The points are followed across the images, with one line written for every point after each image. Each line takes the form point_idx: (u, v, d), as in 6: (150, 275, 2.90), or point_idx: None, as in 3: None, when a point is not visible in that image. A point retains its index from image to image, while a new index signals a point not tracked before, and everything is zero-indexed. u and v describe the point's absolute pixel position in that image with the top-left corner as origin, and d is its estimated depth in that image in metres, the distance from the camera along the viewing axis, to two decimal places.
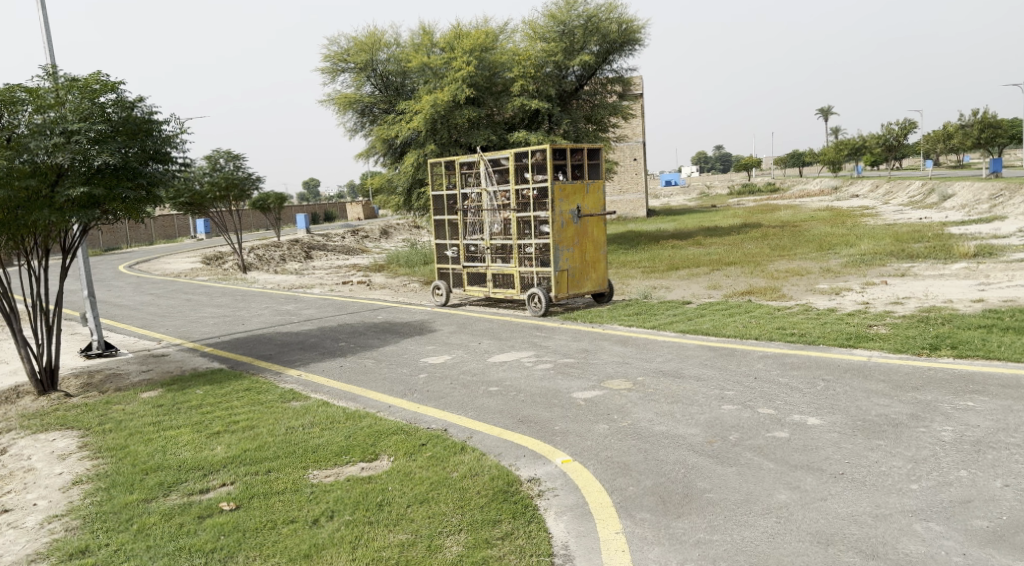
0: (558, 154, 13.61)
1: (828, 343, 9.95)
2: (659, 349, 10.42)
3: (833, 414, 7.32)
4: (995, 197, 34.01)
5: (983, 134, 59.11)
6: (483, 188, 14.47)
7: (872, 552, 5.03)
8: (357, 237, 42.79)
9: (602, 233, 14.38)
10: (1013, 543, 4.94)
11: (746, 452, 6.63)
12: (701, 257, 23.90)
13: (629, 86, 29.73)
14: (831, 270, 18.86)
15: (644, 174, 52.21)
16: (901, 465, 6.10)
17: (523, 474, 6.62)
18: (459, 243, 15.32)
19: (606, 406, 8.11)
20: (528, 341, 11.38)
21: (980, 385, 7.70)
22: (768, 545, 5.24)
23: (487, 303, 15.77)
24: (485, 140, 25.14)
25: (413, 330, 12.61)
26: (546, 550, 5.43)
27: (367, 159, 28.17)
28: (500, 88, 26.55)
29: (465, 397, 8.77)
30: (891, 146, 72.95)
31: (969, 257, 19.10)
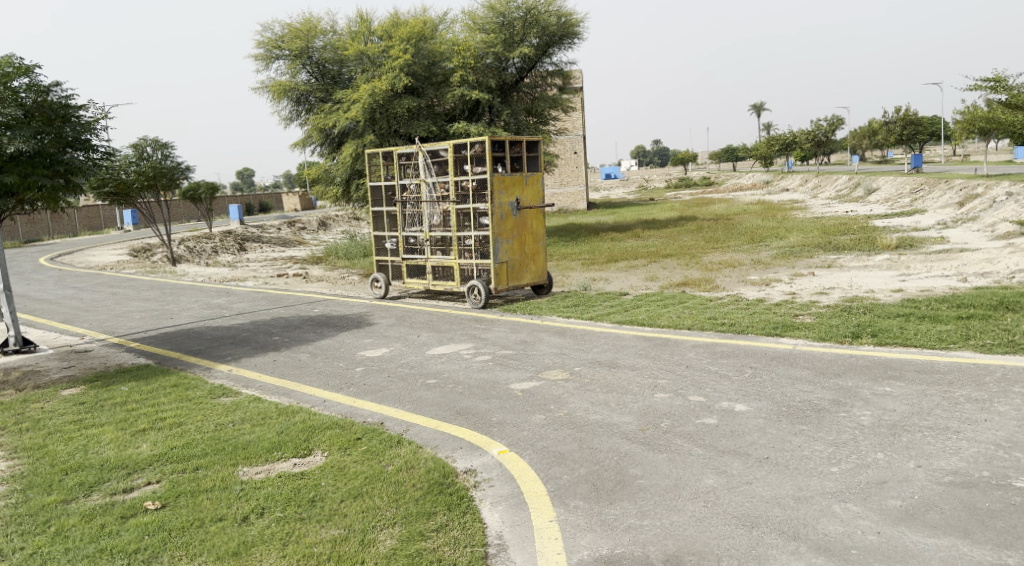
0: (497, 146, 13.59)
1: (756, 332, 10.23)
2: (595, 340, 10.55)
3: (760, 400, 7.53)
4: (917, 191, 35.42)
5: (906, 130, 61.38)
6: (422, 179, 14.39)
7: (794, 533, 5.20)
8: (294, 228, 42.01)
9: (541, 225, 14.45)
10: (923, 521, 5.15)
11: (677, 439, 6.78)
12: (639, 249, 24.22)
13: (568, 79, 29.88)
14: (762, 261, 19.40)
15: (584, 167, 52.61)
16: (822, 449, 6.32)
17: (459, 465, 6.63)
18: (398, 235, 15.20)
19: (542, 397, 8.18)
20: (466, 334, 11.37)
21: (897, 371, 8.03)
22: (695, 529, 5.37)
23: (426, 296, 15.69)
24: (424, 131, 24.92)
25: (350, 323, 12.47)
26: (480, 540, 5.46)
27: (303, 148, 27.62)
28: (440, 79, 26.36)
29: (402, 389, 8.72)
30: (820, 141, 75.20)
31: (892, 249, 19.86)
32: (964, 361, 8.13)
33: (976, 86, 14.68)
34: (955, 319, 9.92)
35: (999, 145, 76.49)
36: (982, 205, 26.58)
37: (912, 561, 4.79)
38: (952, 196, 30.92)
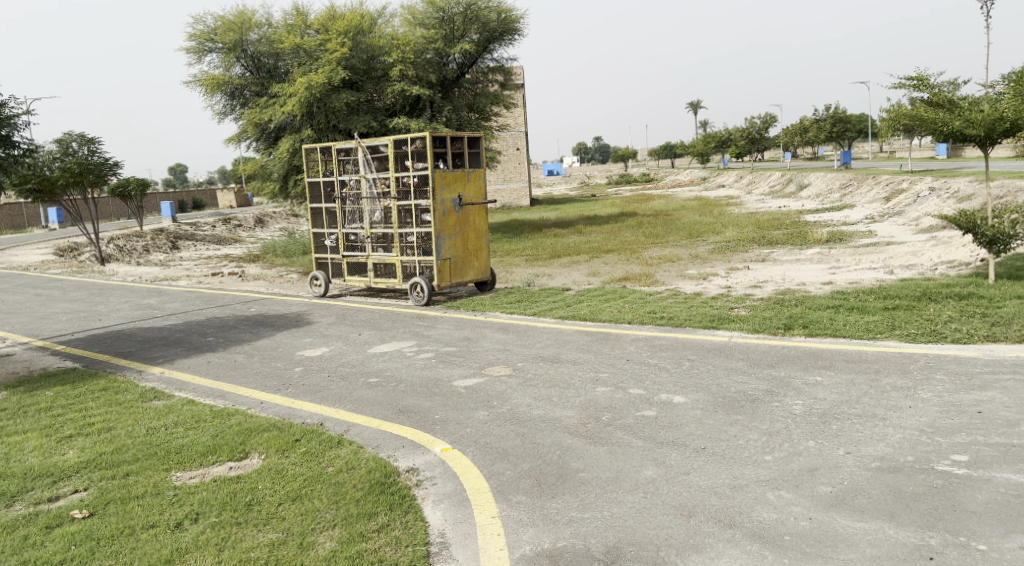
0: (438, 141, 13.50)
1: (693, 325, 10.42)
2: (538, 336, 10.58)
3: (697, 392, 7.67)
4: (845, 187, 36.54)
5: (835, 128, 63.28)
6: (362, 175, 14.21)
7: (729, 521, 5.32)
8: (229, 225, 41.05)
9: (484, 222, 14.43)
10: (851, 506, 5.31)
11: (618, 432, 6.85)
12: (580, 245, 24.39)
13: (509, 76, 29.95)
14: (699, 256, 19.77)
15: (526, 163, 52.72)
16: (756, 438, 6.47)
17: (401, 464, 6.58)
18: (338, 231, 14.99)
19: (485, 393, 8.17)
20: (409, 331, 11.28)
21: (828, 361, 8.28)
22: (635, 520, 5.44)
23: (368, 293, 15.52)
24: (364, 126, 24.63)
25: (288, 322, 12.25)
26: (422, 539, 5.43)
27: (238, 144, 26.99)
28: (379, 73, 25.98)
29: (343, 389, 8.60)
30: (754, 138, 76.94)
31: (822, 243, 20.45)
32: (891, 350, 8.42)
33: (900, 85, 15.18)
34: (882, 310, 10.26)
35: (922, 142, 79.49)
36: (906, 200, 27.58)
37: (842, 545, 4.93)
38: (879, 191, 31.99)
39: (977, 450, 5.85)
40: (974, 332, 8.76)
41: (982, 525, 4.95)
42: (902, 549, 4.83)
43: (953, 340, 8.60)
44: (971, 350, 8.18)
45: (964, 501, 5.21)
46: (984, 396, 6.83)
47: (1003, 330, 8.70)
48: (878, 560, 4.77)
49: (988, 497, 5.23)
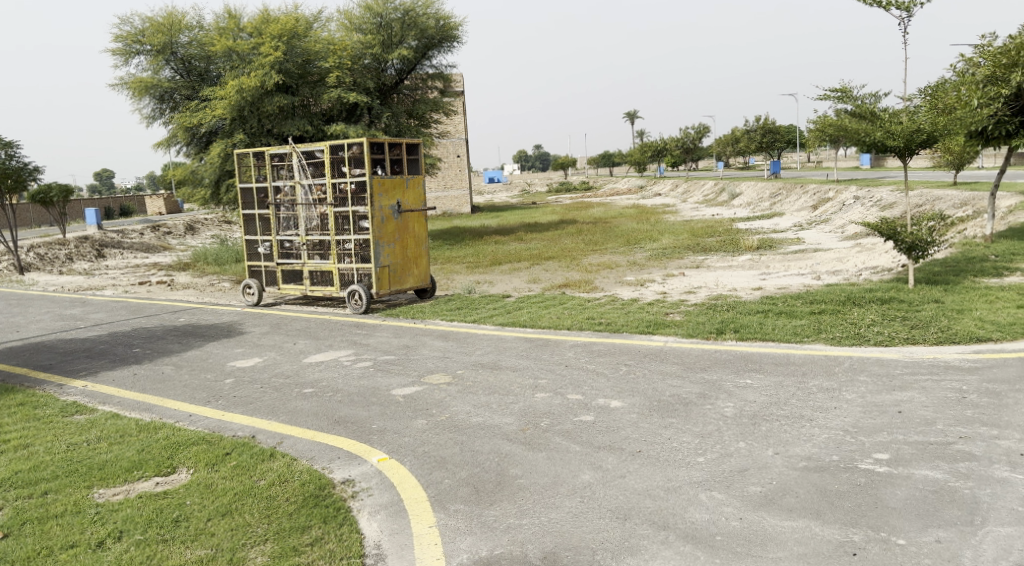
0: (376, 148, 13.36)
1: (630, 330, 10.55)
2: (478, 343, 10.56)
3: (633, 396, 7.76)
4: (775, 195, 37.58)
5: (765, 138, 65.11)
6: (297, 181, 13.97)
7: (663, 523, 5.39)
8: (158, 233, 39.89)
9: (423, 229, 14.33)
10: (780, 505, 5.44)
11: (556, 437, 6.88)
12: (520, 252, 24.47)
13: (448, 83, 29.87)
14: (636, 262, 20.07)
15: (466, 170, 52.69)
16: (689, 440, 6.58)
17: (336, 476, 6.48)
18: (272, 239, 14.69)
19: (424, 401, 8.11)
20: (346, 340, 11.12)
21: (757, 364, 8.49)
22: (572, 524, 5.47)
23: (303, 302, 15.25)
24: (299, 131, 24.22)
25: (220, 333, 11.94)
26: (357, 552, 5.34)
27: (167, 148, 26.25)
28: (315, 78, 25.67)
29: (278, 401, 8.42)
30: (689, 148, 78.58)
31: (753, 250, 20.99)
32: (818, 353, 8.68)
33: (824, 96, 15.68)
34: (809, 314, 10.57)
35: (847, 152, 82.37)
36: (832, 208, 28.53)
37: (770, 544, 5.04)
38: (807, 200, 33.01)
39: (897, 448, 6.06)
40: (895, 335, 9.09)
41: (901, 520, 5.12)
42: (827, 546, 4.96)
43: (875, 342, 8.92)
44: (892, 353, 8.49)
45: (885, 498, 5.39)
46: (904, 396, 7.09)
47: (922, 333, 9.05)
48: (805, 557, 4.89)
49: (906, 494, 5.42)
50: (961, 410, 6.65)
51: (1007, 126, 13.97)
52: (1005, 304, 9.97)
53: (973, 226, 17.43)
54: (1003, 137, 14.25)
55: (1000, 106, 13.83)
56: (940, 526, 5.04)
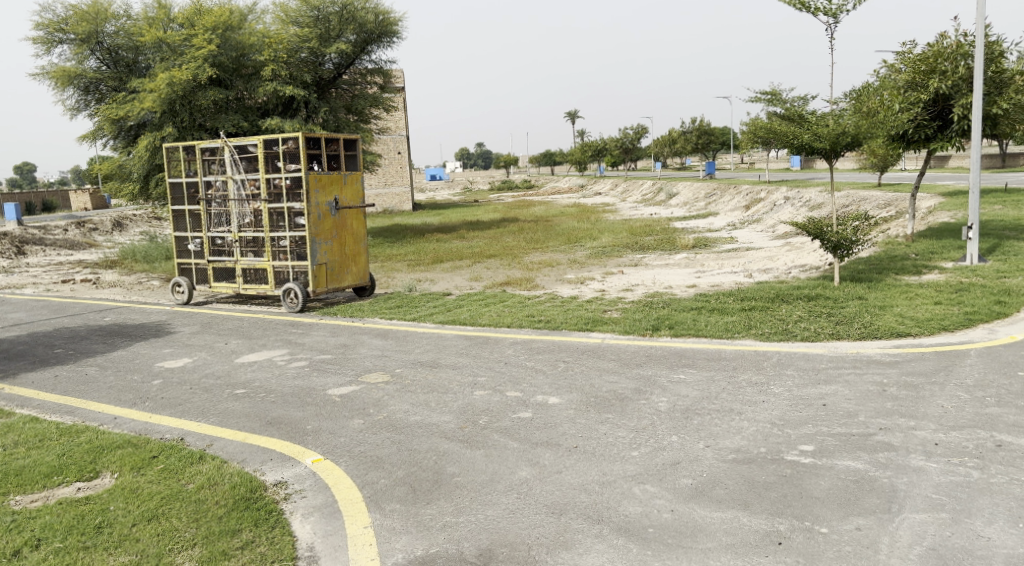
0: (312, 143, 13.15)
1: (569, 327, 10.65)
2: (417, 341, 10.50)
3: (571, 392, 7.83)
4: (710, 195, 38.44)
5: (700, 139, 66.50)
6: (229, 176, 13.64)
7: (598, 517, 5.45)
8: (83, 230, 38.40)
9: (362, 226, 14.17)
10: (710, 497, 5.56)
11: (494, 434, 6.89)
12: (462, 250, 24.48)
13: (388, 78, 29.55)
14: (577, 261, 20.24)
15: (406, 167, 52.33)
16: (624, 435, 6.67)
17: (269, 478, 6.36)
18: (202, 235, 14.31)
19: (361, 401, 8.02)
20: (280, 339, 10.92)
21: (690, 359, 8.65)
22: (509, 521, 5.48)
23: (236, 300, 14.92)
24: (232, 125, 23.73)
25: (148, 332, 11.59)
26: (289, 554, 5.26)
27: (93, 141, 25.33)
28: (249, 71, 25.21)
29: (208, 402, 8.21)
30: (627, 148, 79.63)
31: (689, 249, 21.41)
32: (748, 348, 8.87)
33: (755, 99, 16.11)
34: (740, 311, 10.82)
35: (778, 155, 84.82)
36: (764, 208, 29.30)
37: (700, 535, 5.14)
38: (740, 200, 33.78)
39: (821, 440, 6.26)
40: (821, 330, 9.37)
41: (824, 510, 5.28)
42: (754, 536, 5.08)
43: (802, 337, 9.19)
44: (818, 348, 8.77)
45: (810, 488, 5.56)
46: (829, 389, 7.33)
47: (846, 328, 9.38)
48: (733, 547, 4.99)
49: (829, 484, 5.60)
50: (882, 403, 6.90)
51: (926, 130, 14.53)
52: (924, 301, 10.37)
53: (895, 226, 18.13)
54: (922, 141, 14.83)
55: (919, 111, 14.40)
56: (860, 514, 5.21)
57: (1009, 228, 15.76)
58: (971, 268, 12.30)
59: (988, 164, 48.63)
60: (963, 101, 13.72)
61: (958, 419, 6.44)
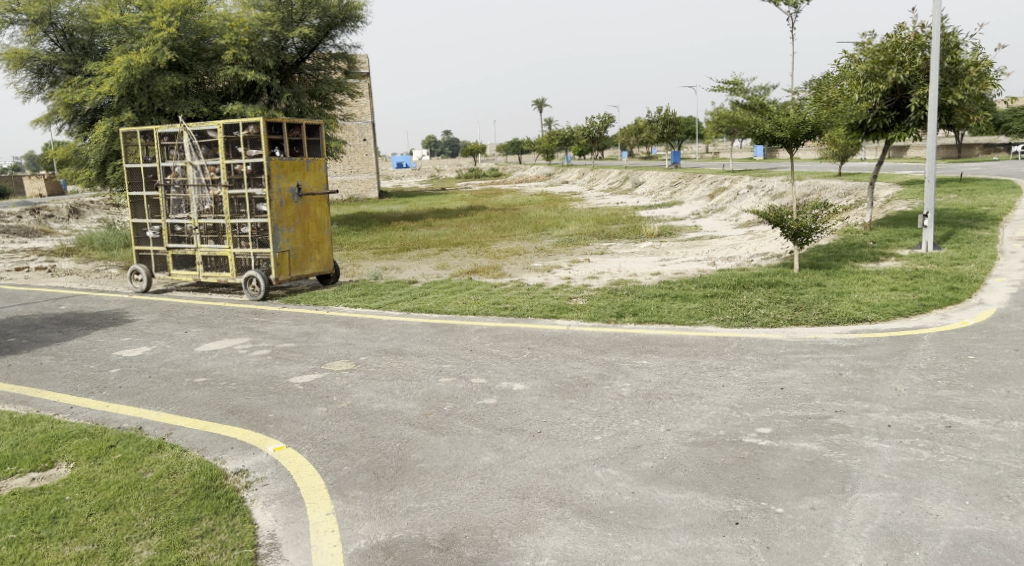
0: (273, 128, 12.97)
1: (534, 315, 10.68)
2: (381, 329, 10.46)
3: (536, 378, 7.86)
4: (675, 184, 38.78)
5: (666, 129, 66.97)
6: (188, 161, 13.41)
7: (560, 500, 5.49)
8: (39, 216, 37.49)
9: (325, 213, 14.04)
10: (670, 479, 5.63)
11: (458, 421, 6.90)
12: (429, 238, 24.38)
13: (353, 63, 29.20)
14: (544, 249, 20.29)
15: (372, 154, 51.92)
16: (588, 420, 6.72)
17: (229, 466, 6.30)
18: (161, 222, 14.07)
19: (324, 389, 7.96)
20: (242, 327, 10.80)
21: (653, 345, 8.72)
22: (472, 505, 5.50)
23: (197, 288, 14.70)
24: (192, 110, 23.30)
25: (105, 321, 11.38)
26: (250, 541, 5.22)
27: (47, 126, 24.73)
28: (210, 55, 24.92)
29: (167, 391, 8.10)
30: (594, 137, 79.85)
31: (654, 237, 21.58)
32: (709, 334, 8.99)
33: (717, 88, 16.24)
34: (702, 298, 10.95)
35: (742, 144, 85.79)
36: (728, 197, 29.64)
37: (660, 516, 5.21)
38: (704, 189, 34.16)
39: (779, 423, 6.37)
40: (780, 316, 9.52)
41: (780, 490, 5.38)
42: (712, 516, 5.16)
43: (762, 323, 9.34)
44: (777, 333, 8.91)
45: (766, 469, 5.66)
46: (787, 373, 7.47)
47: (804, 314, 9.54)
48: (691, 528, 5.07)
49: (785, 464, 5.71)
50: (837, 386, 7.04)
51: (884, 120, 14.76)
52: (880, 287, 10.58)
53: (855, 216, 18.47)
54: (880, 130, 15.09)
55: (877, 101, 14.61)
56: (815, 494, 5.31)
57: (963, 217, 16.14)
58: (926, 255, 12.58)
59: (944, 154, 49.74)
60: (920, 91, 13.95)
61: (910, 402, 6.60)
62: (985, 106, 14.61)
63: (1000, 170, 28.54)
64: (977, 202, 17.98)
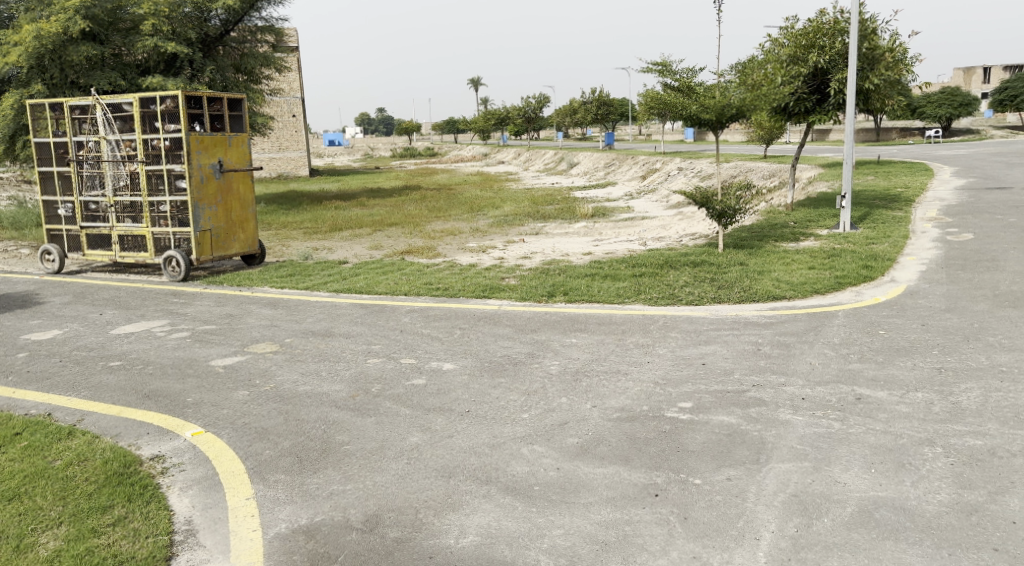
0: (193, 102, 12.51)
1: (466, 295, 10.64)
2: (309, 310, 10.26)
3: (465, 358, 7.84)
4: (609, 166, 39.21)
5: (600, 110, 67.49)
6: (102, 136, 12.84)
7: (486, 478, 5.49)
8: None
9: (249, 191, 13.66)
10: (595, 454, 5.69)
11: (386, 402, 6.83)
12: (362, 218, 24.05)
13: (280, 37, 28.39)
14: (479, 229, 20.26)
15: (302, 131, 50.82)
16: (516, 398, 6.74)
17: (145, 452, 6.10)
18: (74, 200, 13.46)
19: (247, 372, 7.78)
20: (161, 309, 10.46)
21: (582, 324, 8.80)
22: (397, 486, 5.45)
23: (113, 269, 14.14)
24: (107, 83, 22.31)
25: (13, 303, 10.86)
26: (165, 528, 5.06)
27: None
28: (127, 25, 23.87)
29: (80, 376, 7.78)
30: (529, 118, 79.94)
31: (588, 217, 21.75)
32: (636, 312, 9.10)
33: (647, 70, 16.38)
34: (630, 277, 11.08)
35: (673, 127, 87.21)
36: (659, 178, 30.11)
37: (583, 490, 5.26)
38: (637, 170, 34.64)
39: (700, 397, 6.49)
40: (704, 295, 9.70)
41: (699, 462, 5.50)
42: (633, 489, 5.24)
43: (686, 301, 9.51)
44: (701, 311, 9.09)
45: (686, 442, 5.77)
46: (709, 349, 7.63)
47: (728, 291, 9.75)
48: (613, 501, 5.13)
49: (705, 437, 5.84)
50: (756, 360, 7.24)
51: (806, 103, 15.12)
52: (799, 266, 10.89)
53: (778, 197, 18.98)
54: (802, 113, 15.47)
55: (800, 84, 14.95)
56: (731, 465, 5.45)
57: (878, 198, 16.75)
58: (844, 235, 13.00)
59: (863, 138, 51.61)
60: (839, 76, 14.34)
61: (823, 375, 6.82)
62: (900, 91, 15.13)
63: (915, 154, 29.75)
64: (893, 184, 18.72)
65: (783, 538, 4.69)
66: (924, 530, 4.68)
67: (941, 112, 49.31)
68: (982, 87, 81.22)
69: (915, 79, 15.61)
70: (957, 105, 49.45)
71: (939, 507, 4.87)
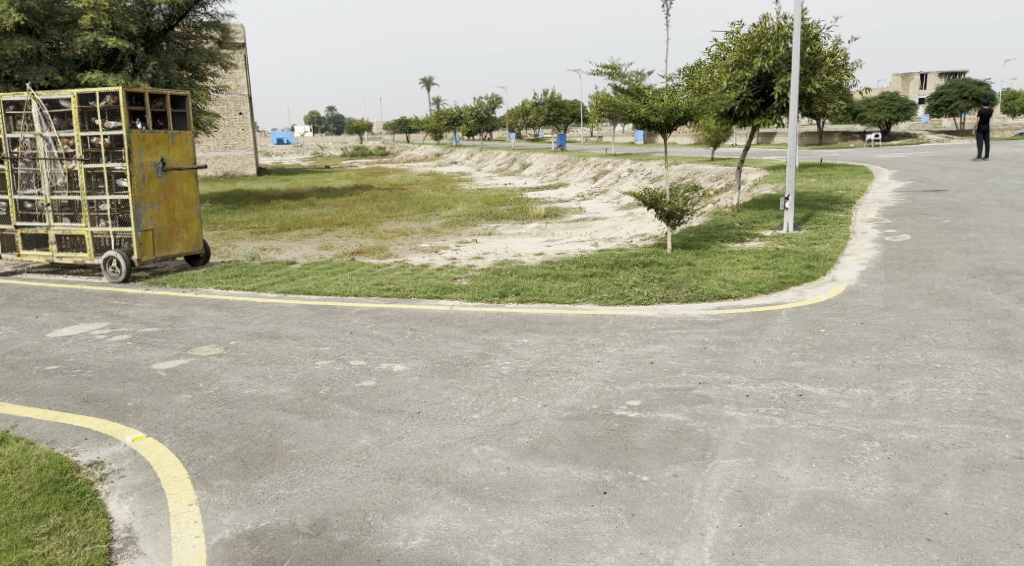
0: (135, 99, 12.18)
1: (417, 295, 10.58)
2: (255, 312, 10.07)
3: (416, 359, 7.79)
4: (561, 166, 39.47)
5: (552, 111, 67.92)
6: (38, 133, 12.43)
7: (435, 479, 5.47)
8: None
9: (194, 190, 13.39)
10: (544, 453, 5.71)
11: (334, 404, 6.74)
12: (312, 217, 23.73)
13: (226, 34, 27.87)
14: (431, 229, 20.17)
15: (250, 130, 50.02)
16: (466, 399, 6.72)
17: (82, 458, 5.92)
18: (9, 199, 13.03)
19: (191, 375, 7.61)
20: (101, 312, 10.16)
21: (534, 324, 8.81)
22: (346, 489, 5.39)
23: (50, 270, 13.72)
24: (44, 78, 21.67)
25: None
26: (103, 537, 4.92)
27: None
28: (65, 19, 23.18)
29: (14, 380, 7.52)
30: (483, 118, 80.07)
31: (540, 218, 21.85)
32: (587, 313, 9.14)
33: (596, 72, 16.51)
34: (581, 277, 11.13)
35: (623, 128, 88.14)
36: (610, 180, 30.41)
37: (533, 489, 5.27)
38: (588, 171, 34.91)
39: (647, 396, 6.56)
40: (653, 295, 9.78)
41: (646, 459, 5.56)
42: (582, 487, 5.27)
43: (635, 301, 9.60)
44: (649, 311, 9.17)
45: (634, 440, 5.84)
46: (656, 348, 7.70)
47: (676, 292, 9.86)
48: (562, 499, 5.15)
49: (652, 435, 5.90)
50: (703, 359, 7.35)
51: (751, 107, 15.39)
52: (745, 266, 11.09)
53: (725, 199, 19.32)
54: (747, 117, 15.74)
55: (744, 89, 15.23)
56: (678, 462, 5.52)
57: (821, 199, 17.13)
58: (787, 236, 13.27)
59: (806, 141, 52.99)
60: (782, 80, 14.66)
61: (766, 372, 6.96)
62: (841, 96, 15.55)
63: (856, 157, 30.56)
64: (834, 186, 19.25)
65: (727, 532, 4.77)
66: (861, 523, 4.81)
67: (880, 116, 50.82)
68: (919, 92, 83.80)
69: (856, 84, 16.01)
70: (896, 110, 50.99)
71: (876, 500, 5.01)
